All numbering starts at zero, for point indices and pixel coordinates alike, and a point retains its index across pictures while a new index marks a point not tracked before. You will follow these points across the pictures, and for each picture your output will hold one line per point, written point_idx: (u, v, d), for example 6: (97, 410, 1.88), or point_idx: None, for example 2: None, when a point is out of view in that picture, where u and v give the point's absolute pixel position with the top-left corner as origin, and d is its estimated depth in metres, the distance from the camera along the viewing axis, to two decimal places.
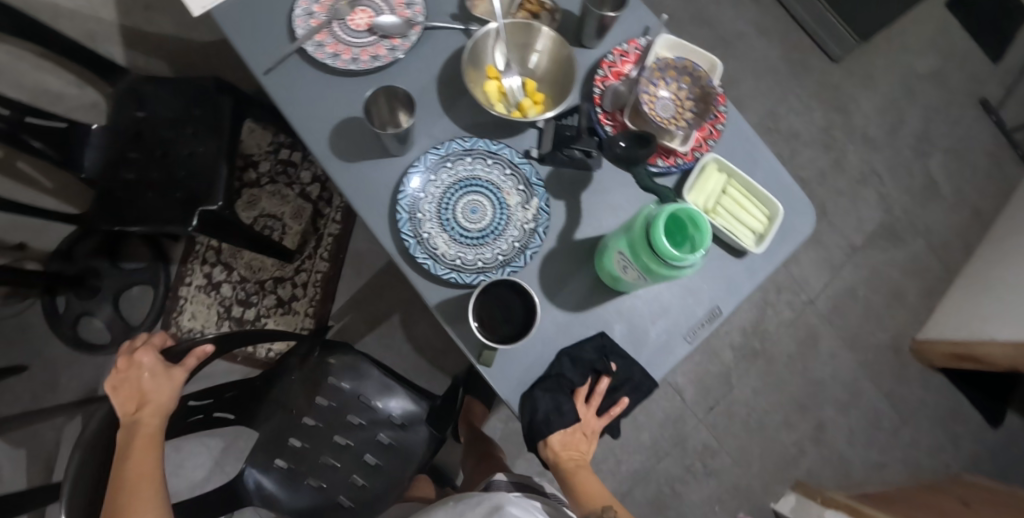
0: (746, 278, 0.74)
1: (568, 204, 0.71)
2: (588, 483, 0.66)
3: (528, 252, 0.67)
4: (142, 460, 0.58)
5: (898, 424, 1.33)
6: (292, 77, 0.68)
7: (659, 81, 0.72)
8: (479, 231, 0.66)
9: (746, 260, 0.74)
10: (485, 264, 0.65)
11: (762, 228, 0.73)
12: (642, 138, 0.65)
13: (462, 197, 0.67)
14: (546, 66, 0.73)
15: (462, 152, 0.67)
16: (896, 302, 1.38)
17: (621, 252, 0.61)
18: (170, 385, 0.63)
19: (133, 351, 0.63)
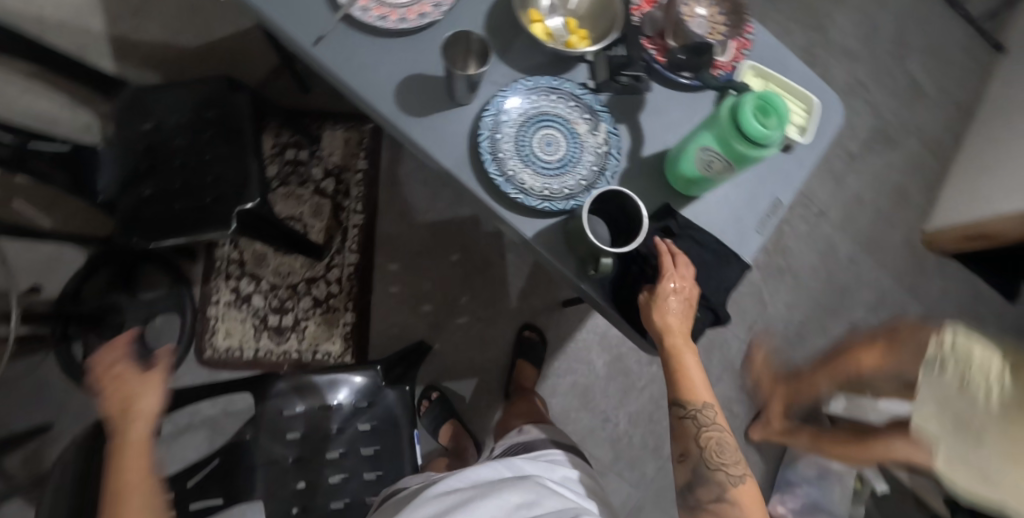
0: (797, 172, 0.76)
1: (630, 126, 0.72)
2: (690, 369, 0.64)
3: (608, 174, 0.68)
4: (113, 459, 0.60)
5: (923, 313, 1.43)
6: (343, 44, 0.69)
7: (691, 3, 0.75)
8: (558, 162, 0.67)
9: (793, 154, 0.76)
10: (572, 191, 0.66)
11: (804, 121, 0.75)
12: (699, 49, 0.69)
13: (535, 133, 0.68)
14: (585, 6, 0.75)
15: (528, 91, 0.68)
16: (898, 201, 1.48)
17: (706, 146, 0.61)
18: (135, 389, 0.67)
19: (99, 368, 0.69)
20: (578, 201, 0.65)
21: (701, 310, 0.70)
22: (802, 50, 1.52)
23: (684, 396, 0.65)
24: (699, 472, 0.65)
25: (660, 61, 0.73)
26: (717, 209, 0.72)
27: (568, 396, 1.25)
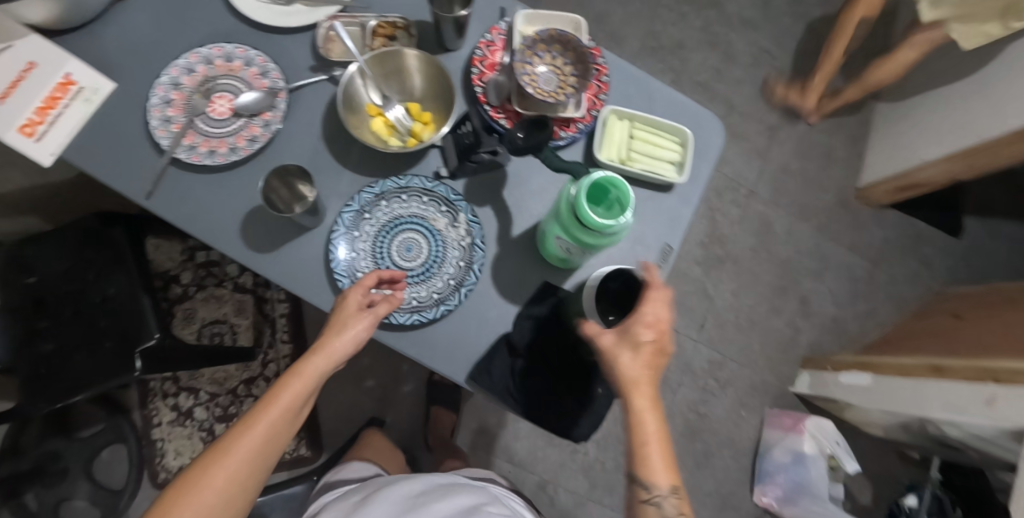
0: (682, 208, 0.73)
1: (494, 207, 0.69)
2: (654, 440, 0.54)
3: (476, 265, 0.66)
4: (279, 404, 0.56)
5: (871, 268, 1.41)
6: (177, 191, 0.67)
7: (534, 57, 0.69)
8: (421, 266, 0.66)
9: (675, 193, 0.73)
10: (441, 294, 0.65)
11: (679, 158, 0.73)
12: (539, 123, 0.60)
13: (393, 240, 0.66)
14: (422, 83, 0.71)
15: (375, 199, 0.66)
16: (826, 161, 1.47)
17: (559, 236, 0.59)
18: (342, 346, 0.59)
19: (343, 319, 0.59)
20: (448, 306, 0.65)
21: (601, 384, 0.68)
22: (702, 30, 1.49)
23: (644, 474, 0.55)
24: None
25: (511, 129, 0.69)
26: (603, 271, 0.69)
27: (531, 435, 1.23)
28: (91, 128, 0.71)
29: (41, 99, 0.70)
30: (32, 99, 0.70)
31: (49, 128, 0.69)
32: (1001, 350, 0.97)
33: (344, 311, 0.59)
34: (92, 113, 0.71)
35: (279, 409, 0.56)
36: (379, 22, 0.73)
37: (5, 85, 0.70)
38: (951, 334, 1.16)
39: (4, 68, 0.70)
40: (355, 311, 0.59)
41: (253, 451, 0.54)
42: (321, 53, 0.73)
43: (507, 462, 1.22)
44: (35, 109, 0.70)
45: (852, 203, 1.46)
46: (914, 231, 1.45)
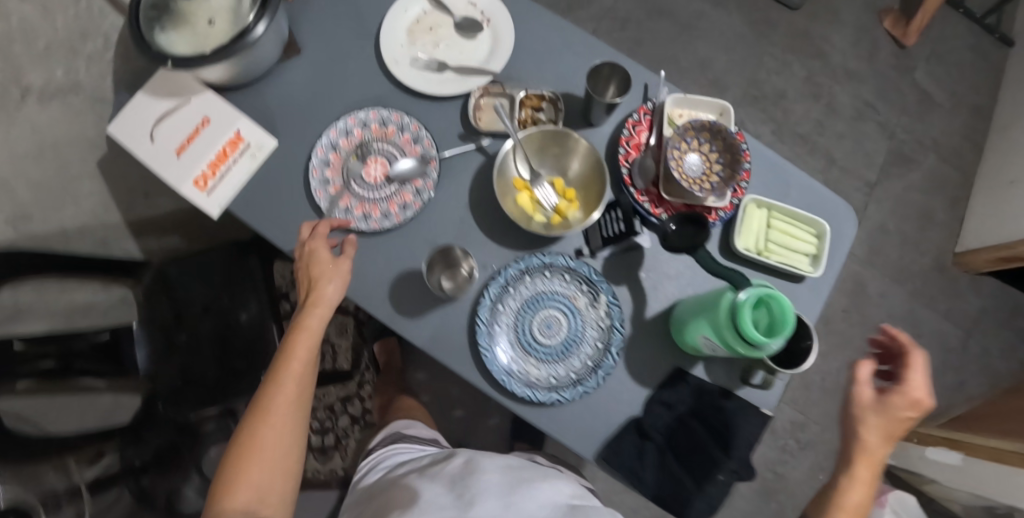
0: (812, 301, 0.74)
1: (630, 287, 0.72)
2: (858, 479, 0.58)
3: (614, 347, 0.69)
4: (294, 363, 0.67)
5: (965, 339, 1.35)
6: (336, 254, 0.71)
7: (686, 141, 0.69)
8: (560, 344, 0.69)
9: (806, 285, 0.74)
10: (579, 373, 0.69)
11: (815, 250, 0.73)
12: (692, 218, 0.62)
13: (535, 316, 0.70)
14: (580, 169, 0.73)
15: (519, 274, 0.69)
16: (926, 222, 1.41)
17: (707, 337, 0.62)
18: (331, 292, 0.67)
19: (319, 271, 0.66)
20: (585, 386, 0.67)
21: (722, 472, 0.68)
22: (804, 81, 1.46)
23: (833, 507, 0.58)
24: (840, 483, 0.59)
25: (656, 214, 0.70)
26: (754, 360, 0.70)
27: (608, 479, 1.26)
28: (253, 184, 0.76)
29: (213, 153, 0.75)
30: (206, 153, 0.75)
31: (218, 182, 0.74)
32: None
33: (315, 264, 0.67)
34: (256, 167, 0.76)
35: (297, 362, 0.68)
36: (530, 92, 0.75)
37: (183, 139, 0.76)
38: None
39: (184, 123, 0.77)
40: (322, 263, 0.66)
41: (291, 401, 0.67)
42: (472, 123, 0.75)
43: None
44: (207, 163, 0.75)
45: (949, 268, 1.39)
46: (1015, 301, 1.37)
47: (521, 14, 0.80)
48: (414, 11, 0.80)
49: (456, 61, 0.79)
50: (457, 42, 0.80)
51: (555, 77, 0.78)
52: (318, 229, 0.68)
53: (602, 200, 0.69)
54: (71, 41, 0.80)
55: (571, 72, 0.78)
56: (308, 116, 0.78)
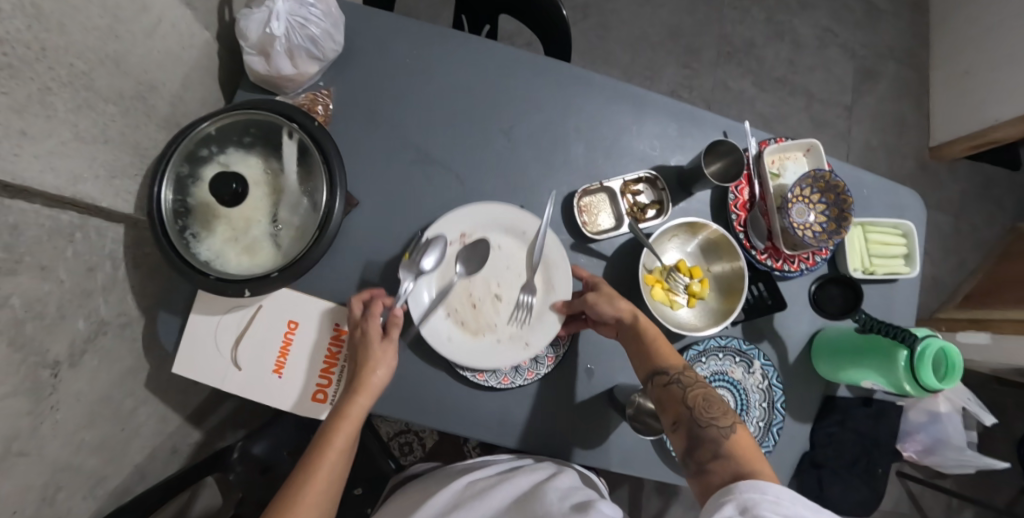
0: (910, 294, 0.83)
1: (771, 340, 0.75)
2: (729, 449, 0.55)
3: (777, 402, 0.74)
4: (331, 451, 0.60)
5: (954, 223, 1.51)
6: (494, 416, 0.67)
7: (800, 191, 0.72)
8: None
9: (905, 283, 0.82)
10: (755, 438, 0.73)
11: (908, 250, 0.81)
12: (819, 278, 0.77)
13: None
14: (721, 271, 0.71)
15: None
16: (901, 128, 1.52)
17: (875, 382, 0.68)
18: (380, 379, 0.61)
19: (370, 358, 0.62)
20: (766, 448, 0.73)
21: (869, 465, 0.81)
22: (767, 23, 1.48)
23: (735, 447, 0.55)
24: (697, 436, 0.57)
25: (780, 267, 0.73)
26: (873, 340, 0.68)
27: None
28: None
29: (320, 357, 0.66)
30: (309, 360, 0.66)
31: (338, 386, 0.66)
32: None
33: (367, 350, 0.62)
34: None
35: (337, 452, 0.60)
36: (628, 179, 0.71)
37: (275, 354, 0.66)
38: None
39: (266, 335, 0.67)
40: (378, 350, 0.62)
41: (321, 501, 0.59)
42: (582, 231, 0.70)
43: None
44: (317, 372, 0.66)
45: (929, 163, 1.52)
46: (985, 175, 1.53)
47: (582, 90, 0.74)
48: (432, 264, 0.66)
49: (518, 274, 0.68)
50: (486, 271, 0.68)
51: (640, 150, 0.73)
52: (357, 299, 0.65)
53: (741, 298, 0.67)
54: (83, 283, 0.66)
55: (654, 141, 0.74)
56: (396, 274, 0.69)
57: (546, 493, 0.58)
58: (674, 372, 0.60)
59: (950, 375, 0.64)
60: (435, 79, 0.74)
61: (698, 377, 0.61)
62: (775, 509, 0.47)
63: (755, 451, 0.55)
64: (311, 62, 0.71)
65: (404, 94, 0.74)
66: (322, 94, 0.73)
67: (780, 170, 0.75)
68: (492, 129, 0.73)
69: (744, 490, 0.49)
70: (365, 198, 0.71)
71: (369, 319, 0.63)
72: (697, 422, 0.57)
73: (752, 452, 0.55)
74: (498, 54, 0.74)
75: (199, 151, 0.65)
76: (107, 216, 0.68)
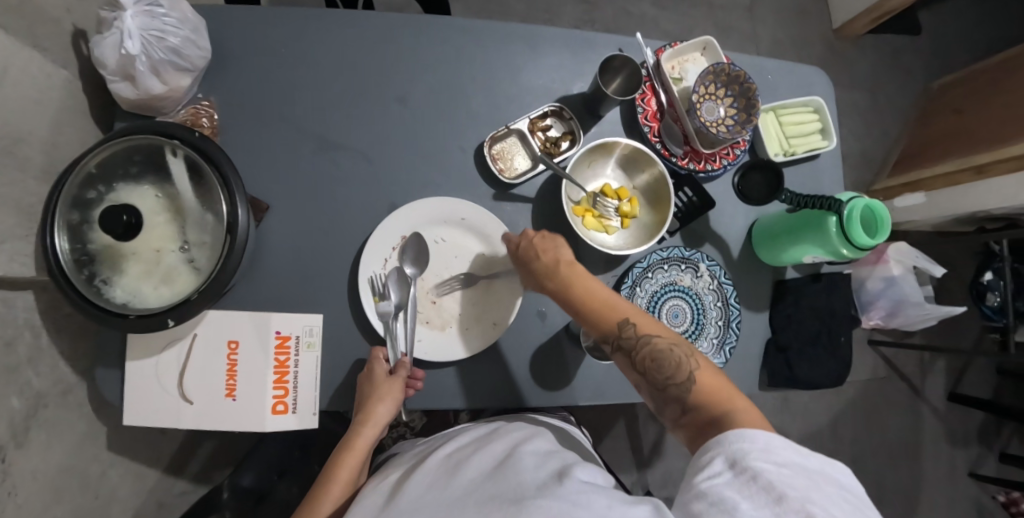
0: (835, 168, 0.85)
1: (710, 241, 0.77)
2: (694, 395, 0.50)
3: (730, 298, 0.75)
4: (337, 485, 0.57)
5: (872, 97, 1.56)
6: (463, 381, 0.66)
7: (705, 88, 0.72)
8: (694, 325, 0.74)
9: (827, 157, 0.84)
10: (718, 337, 0.74)
11: (823, 124, 0.82)
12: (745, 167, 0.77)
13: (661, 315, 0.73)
14: (647, 185, 0.71)
15: (631, 289, 0.71)
16: (803, 17, 1.54)
17: (816, 254, 0.70)
18: (386, 412, 0.60)
19: (377, 390, 0.60)
20: (732, 344, 0.75)
21: (831, 336, 0.84)
22: None
23: (700, 397, 0.50)
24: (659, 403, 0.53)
25: (702, 168, 0.74)
26: (805, 214, 0.69)
27: None
28: (326, 372, 0.67)
29: (270, 369, 0.64)
30: (260, 376, 0.64)
31: (297, 394, 0.65)
32: None
33: (377, 384, 0.60)
34: (321, 354, 0.66)
35: (341, 487, 0.57)
36: (534, 116, 0.70)
37: (224, 378, 0.64)
38: (967, 132, 1.33)
39: (209, 362, 0.64)
40: (386, 383, 0.61)
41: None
42: (499, 179, 0.69)
43: None
44: (271, 384, 0.64)
45: (836, 45, 1.56)
46: (891, 45, 1.58)
47: (469, 41, 0.72)
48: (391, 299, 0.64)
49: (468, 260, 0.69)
50: (434, 268, 0.68)
51: (541, 86, 0.73)
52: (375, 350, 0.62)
53: (670, 205, 0.67)
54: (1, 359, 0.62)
55: (552, 74, 0.73)
56: (329, 268, 0.68)
57: (524, 459, 0.54)
58: (611, 341, 0.54)
59: (880, 229, 0.65)
60: (319, 65, 0.71)
61: (644, 325, 0.54)
62: (764, 456, 0.42)
63: (720, 390, 0.50)
64: (181, 74, 0.67)
65: (291, 86, 0.71)
66: (203, 106, 0.70)
67: (682, 74, 0.75)
68: (390, 108, 0.70)
69: (721, 440, 0.45)
70: (275, 200, 0.68)
71: (376, 362, 0.62)
72: (655, 382, 0.52)
73: (717, 392, 0.50)
74: (380, 25, 0.72)
75: (84, 193, 0.60)
76: (9, 285, 0.61)
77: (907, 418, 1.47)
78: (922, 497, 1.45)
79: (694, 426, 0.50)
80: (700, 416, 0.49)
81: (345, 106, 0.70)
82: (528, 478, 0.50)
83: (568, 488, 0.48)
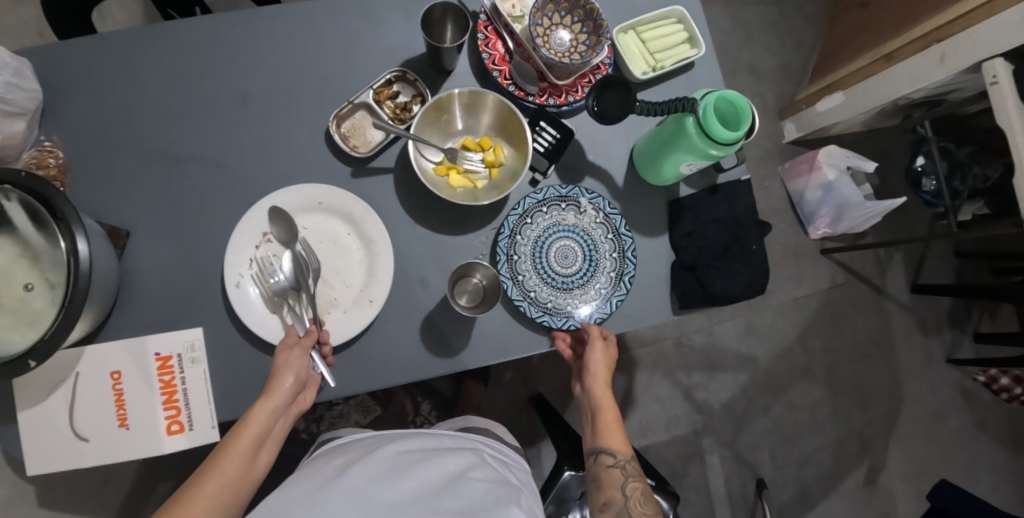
0: (712, 78, 0.83)
1: (589, 174, 0.75)
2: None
3: (621, 228, 0.73)
4: (244, 436, 0.56)
5: (780, 8, 1.54)
6: (354, 364, 0.66)
7: (545, 19, 0.71)
8: (586, 262, 0.72)
9: (701, 69, 0.83)
10: (614, 268, 0.73)
11: (688, 33, 0.81)
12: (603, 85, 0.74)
13: (549, 258, 0.71)
14: (506, 130, 0.70)
15: (511, 238, 0.69)
16: None
17: (690, 161, 0.68)
18: (290, 385, 0.59)
19: (279, 364, 0.60)
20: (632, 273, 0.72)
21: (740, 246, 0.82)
22: None
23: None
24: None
25: (564, 101, 0.73)
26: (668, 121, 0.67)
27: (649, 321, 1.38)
28: (219, 382, 0.66)
29: (157, 391, 0.64)
30: (149, 400, 0.64)
31: (190, 411, 0.64)
32: (933, 6, 1.12)
33: (281, 360, 0.60)
34: (208, 368, 0.65)
35: (246, 441, 0.56)
36: (377, 85, 0.69)
37: (114, 409, 0.63)
38: (874, 23, 1.31)
39: (97, 397, 0.64)
40: (289, 352, 0.61)
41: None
42: (353, 155, 0.68)
43: (643, 348, 1.37)
44: (162, 406, 0.64)
45: None
46: None
47: (301, 25, 0.71)
48: (244, 275, 0.64)
49: (337, 242, 0.67)
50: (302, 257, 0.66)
51: (383, 55, 0.71)
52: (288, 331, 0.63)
53: (528, 143, 0.66)
54: None
55: (392, 40, 0.72)
56: (203, 280, 0.67)
57: (470, 488, 0.59)
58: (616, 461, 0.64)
59: (743, 118, 0.63)
60: (155, 81, 0.69)
61: (638, 469, 0.66)
62: None
63: None
64: (10, 120, 0.63)
65: (129, 108, 0.69)
66: (47, 148, 0.67)
67: (523, 11, 0.73)
68: (233, 109, 0.69)
69: None
70: (135, 225, 0.67)
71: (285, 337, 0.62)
72: (627, 509, 0.62)
73: None
74: (209, 26, 0.70)
75: None
76: None
77: (874, 318, 1.47)
78: (904, 390, 1.45)
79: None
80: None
81: (188, 116, 0.69)
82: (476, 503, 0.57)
83: None
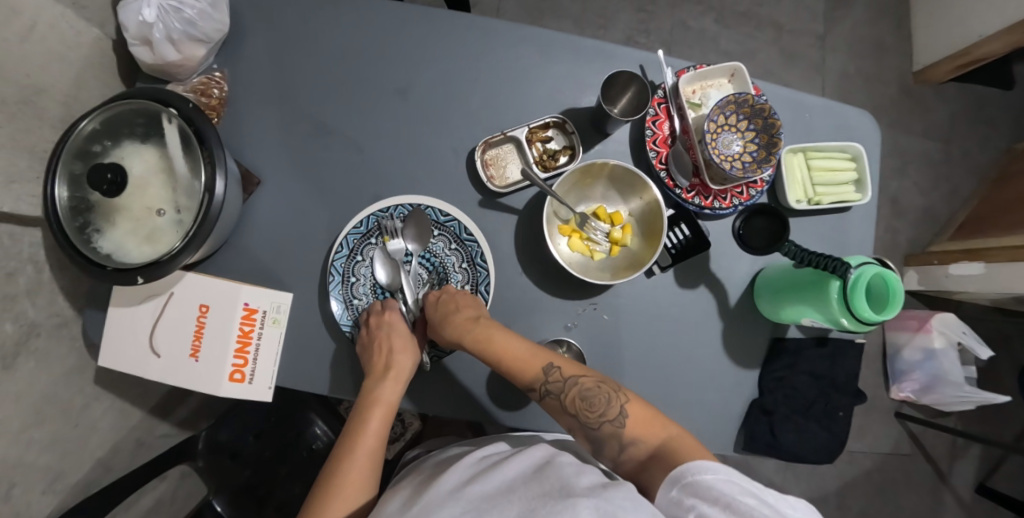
0: (864, 224, 0.77)
1: (705, 284, 0.72)
2: (650, 434, 0.54)
3: (478, 258, 0.66)
4: (377, 410, 0.59)
5: (946, 149, 1.41)
6: (418, 387, 0.66)
7: (722, 117, 0.67)
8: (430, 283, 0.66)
9: (857, 212, 0.77)
10: (461, 281, 0.66)
11: (858, 174, 0.75)
12: (753, 213, 0.72)
13: (390, 284, 0.66)
14: (641, 212, 0.68)
15: (349, 260, 0.64)
16: (881, 53, 1.43)
17: (817, 318, 0.63)
18: (406, 363, 0.62)
19: (394, 341, 0.62)
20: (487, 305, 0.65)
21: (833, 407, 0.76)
22: None
23: (652, 438, 0.54)
24: (596, 439, 0.56)
25: (709, 204, 0.69)
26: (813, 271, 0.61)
27: None
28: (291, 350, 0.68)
29: (233, 337, 0.66)
30: (223, 343, 0.66)
31: (255, 366, 0.66)
32: None
33: (394, 333, 0.62)
34: (286, 331, 0.68)
35: (380, 410, 0.59)
36: (534, 125, 0.67)
37: (191, 339, 0.66)
38: None
39: (180, 321, 0.66)
40: (394, 327, 0.62)
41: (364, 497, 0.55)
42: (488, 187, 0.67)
43: None
44: (232, 352, 0.66)
45: (913, 89, 1.42)
46: (979, 97, 1.42)
47: (479, 38, 0.70)
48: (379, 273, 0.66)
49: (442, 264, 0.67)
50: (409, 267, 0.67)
51: (547, 95, 0.70)
52: (376, 310, 0.64)
53: (661, 242, 0.63)
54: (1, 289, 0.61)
55: (561, 84, 0.70)
56: (312, 249, 0.69)
57: (562, 467, 0.51)
58: (539, 389, 0.58)
59: (891, 302, 0.57)
60: (324, 46, 0.71)
61: (581, 372, 0.59)
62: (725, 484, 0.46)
63: (651, 419, 0.55)
64: (197, 45, 0.65)
65: (296, 65, 0.71)
66: (216, 77, 0.69)
67: (702, 100, 0.71)
68: (387, 98, 0.70)
69: (678, 471, 0.49)
70: (267, 175, 0.69)
71: (376, 315, 0.63)
72: (587, 426, 0.56)
73: (649, 421, 0.55)
74: (399, 14, 0.71)
75: (90, 146, 0.62)
76: (19, 220, 0.63)
77: (925, 501, 1.35)
78: None
79: (633, 460, 0.54)
80: (638, 450, 0.54)
81: (343, 91, 0.70)
82: (577, 481, 0.49)
83: (618, 490, 0.47)
